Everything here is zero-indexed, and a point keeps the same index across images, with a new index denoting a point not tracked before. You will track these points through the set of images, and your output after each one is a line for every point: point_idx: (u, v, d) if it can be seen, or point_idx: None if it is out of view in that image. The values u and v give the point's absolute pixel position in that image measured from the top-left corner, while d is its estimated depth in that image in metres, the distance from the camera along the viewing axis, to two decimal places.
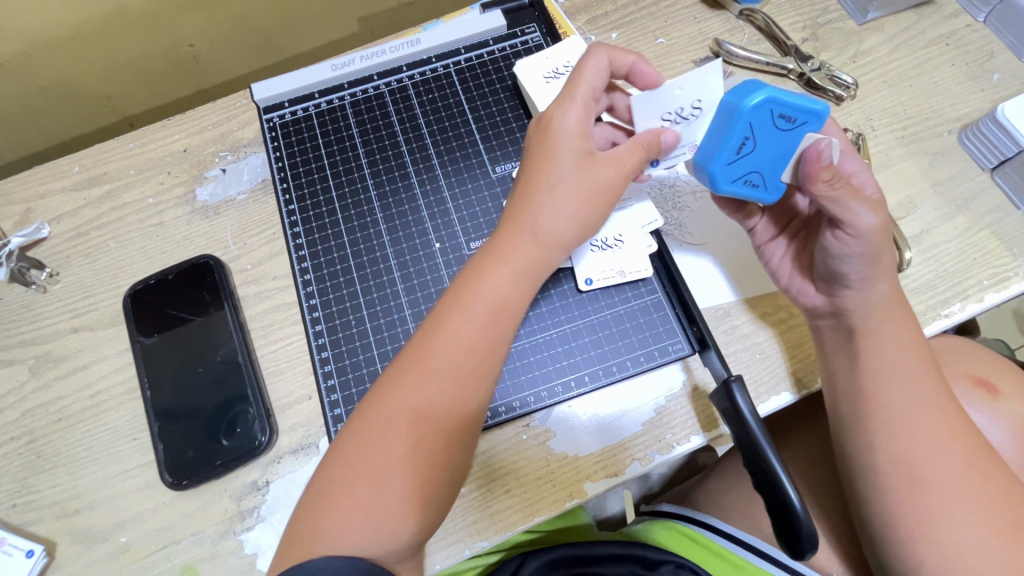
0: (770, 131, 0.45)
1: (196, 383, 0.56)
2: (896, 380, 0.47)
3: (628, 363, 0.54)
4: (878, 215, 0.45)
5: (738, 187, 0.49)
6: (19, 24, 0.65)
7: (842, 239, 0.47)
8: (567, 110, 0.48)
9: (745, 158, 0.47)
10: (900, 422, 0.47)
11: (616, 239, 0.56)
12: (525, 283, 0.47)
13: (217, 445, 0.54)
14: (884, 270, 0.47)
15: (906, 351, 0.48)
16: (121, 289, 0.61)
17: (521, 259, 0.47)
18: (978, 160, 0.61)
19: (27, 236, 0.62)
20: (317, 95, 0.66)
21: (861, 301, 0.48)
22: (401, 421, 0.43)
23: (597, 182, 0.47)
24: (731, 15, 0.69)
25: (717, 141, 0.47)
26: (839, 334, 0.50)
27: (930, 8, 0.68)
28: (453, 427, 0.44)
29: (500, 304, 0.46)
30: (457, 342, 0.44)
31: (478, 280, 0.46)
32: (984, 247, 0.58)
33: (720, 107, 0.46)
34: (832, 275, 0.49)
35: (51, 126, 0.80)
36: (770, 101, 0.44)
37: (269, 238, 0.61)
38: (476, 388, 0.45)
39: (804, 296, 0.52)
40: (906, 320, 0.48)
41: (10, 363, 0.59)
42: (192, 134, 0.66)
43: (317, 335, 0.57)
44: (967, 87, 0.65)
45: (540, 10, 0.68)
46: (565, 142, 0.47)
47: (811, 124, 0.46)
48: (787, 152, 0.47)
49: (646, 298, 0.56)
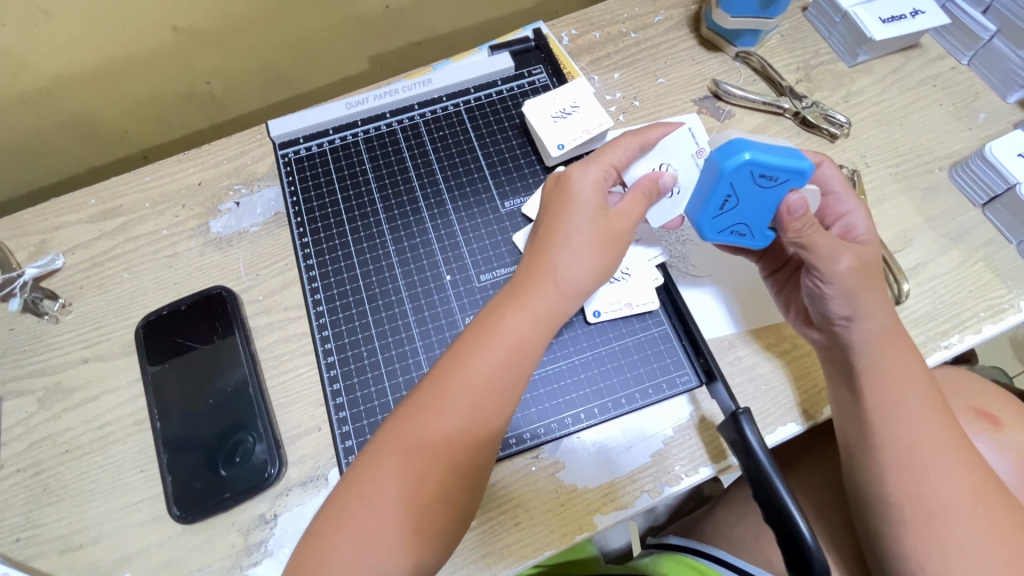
0: (751, 189, 0.49)
1: (201, 414, 0.56)
2: (898, 408, 0.48)
3: (637, 395, 0.54)
4: (849, 260, 0.49)
5: (725, 236, 0.53)
6: (45, 65, 0.67)
7: (817, 282, 0.51)
8: (588, 169, 0.52)
9: (730, 212, 0.51)
10: (904, 452, 0.47)
11: (623, 271, 0.57)
12: (540, 328, 0.49)
13: (219, 476, 0.54)
14: (872, 307, 0.50)
15: (909, 381, 0.49)
16: (133, 319, 0.62)
17: (540, 304, 0.49)
18: (970, 196, 0.63)
19: (42, 267, 0.64)
20: (331, 131, 0.67)
21: (854, 337, 0.50)
22: (411, 453, 0.43)
23: (609, 234, 0.50)
24: (728, 57, 0.73)
25: (701, 199, 0.51)
26: (843, 370, 0.51)
27: (916, 52, 0.72)
28: (463, 461, 0.44)
29: (518, 347, 0.47)
30: (478, 377, 0.46)
31: (499, 321, 0.48)
32: (979, 280, 0.60)
33: (707, 164, 0.50)
34: (818, 314, 0.52)
35: (66, 161, 0.81)
36: (751, 162, 0.47)
37: (280, 270, 0.63)
38: (492, 430, 0.46)
39: (803, 332, 0.55)
40: (904, 352, 0.50)
41: (19, 394, 0.59)
42: (208, 168, 0.69)
43: (329, 364, 0.58)
44: (954, 126, 0.68)
45: (546, 52, 0.71)
46: (583, 198, 0.51)
47: (793, 181, 0.49)
48: (771, 206, 0.50)
49: (652, 330, 0.56)
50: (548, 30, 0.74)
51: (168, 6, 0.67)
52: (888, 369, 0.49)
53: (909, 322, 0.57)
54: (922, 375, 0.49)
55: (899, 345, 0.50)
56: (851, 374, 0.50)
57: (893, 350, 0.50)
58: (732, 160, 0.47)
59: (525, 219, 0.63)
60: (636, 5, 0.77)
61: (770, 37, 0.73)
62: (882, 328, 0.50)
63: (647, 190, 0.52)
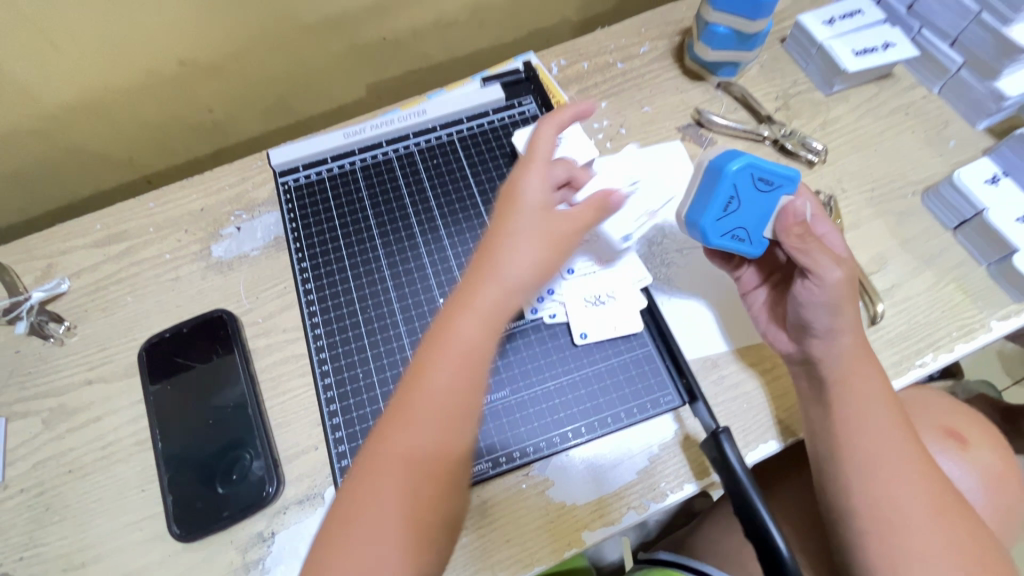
0: (751, 191, 0.54)
1: (200, 433, 0.58)
2: (863, 426, 0.51)
3: (622, 414, 0.55)
4: (842, 271, 0.51)
5: (726, 240, 0.57)
6: (54, 96, 0.70)
7: (809, 288, 0.52)
8: (532, 176, 0.54)
9: (731, 215, 0.56)
10: (867, 466, 0.50)
11: (608, 295, 0.60)
12: (493, 327, 0.48)
13: (213, 492, 0.55)
14: (847, 323, 0.52)
15: (875, 400, 0.52)
16: (136, 342, 0.64)
17: (486, 303, 0.48)
18: (941, 220, 0.66)
19: (48, 291, 0.66)
20: (330, 160, 0.70)
21: (827, 350, 0.53)
22: (382, 477, 0.43)
23: (556, 231, 0.51)
24: (710, 86, 0.76)
25: (705, 201, 0.56)
26: (811, 381, 0.54)
27: (890, 81, 0.75)
28: (437, 471, 0.44)
29: (469, 350, 0.46)
30: (434, 389, 0.45)
31: (450, 330, 0.47)
32: (951, 301, 0.62)
33: (708, 171, 0.56)
34: (800, 323, 0.54)
35: (70, 187, 0.83)
36: (751, 166, 0.53)
37: (279, 293, 0.65)
38: (459, 439, 0.45)
39: (776, 341, 0.57)
40: (874, 371, 0.52)
41: (24, 415, 0.61)
42: (210, 195, 0.72)
43: (326, 385, 0.60)
44: (926, 153, 0.71)
45: (535, 83, 0.74)
46: (528, 202, 0.52)
47: (785, 187, 0.55)
48: (768, 210, 0.55)
49: (637, 350, 0.58)
50: (538, 61, 0.77)
51: (174, 40, 0.70)
52: (856, 386, 0.52)
53: (884, 342, 0.60)
54: (886, 395, 0.52)
55: (867, 361, 0.53)
56: (822, 388, 0.53)
57: (862, 366, 0.52)
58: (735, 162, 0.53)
59: None
60: (622, 37, 0.80)
61: (750, 67, 0.77)
62: (857, 346, 0.52)
63: (598, 203, 0.54)
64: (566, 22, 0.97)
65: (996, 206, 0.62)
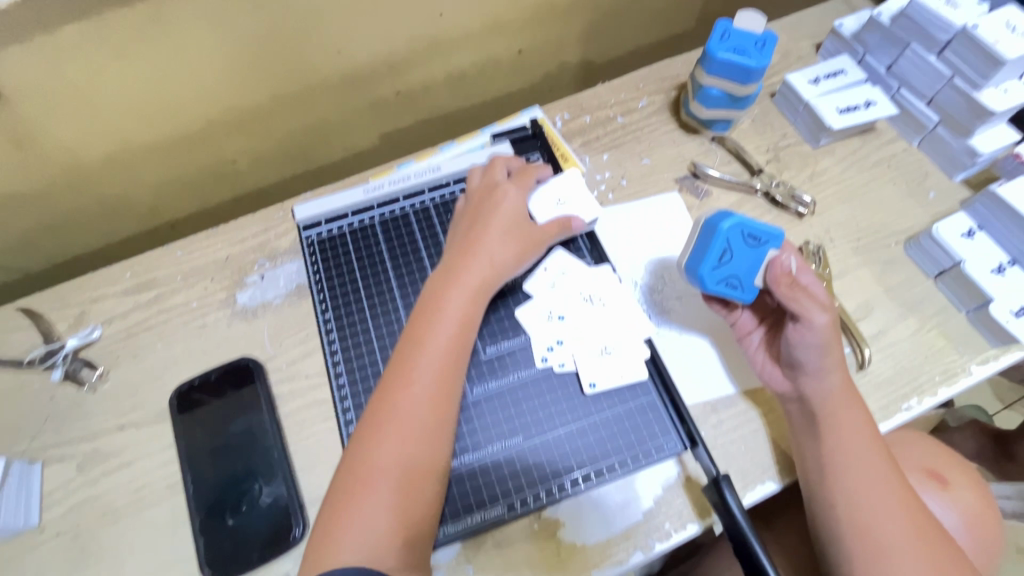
0: (742, 245, 0.61)
1: (223, 472, 0.61)
2: (850, 463, 0.56)
3: (629, 460, 0.58)
4: (827, 315, 0.57)
5: (721, 287, 0.63)
6: (88, 151, 0.74)
7: (800, 331, 0.58)
8: (513, 188, 0.66)
9: (725, 266, 0.62)
10: (853, 503, 0.55)
11: (614, 345, 0.62)
12: (477, 303, 0.60)
13: (223, 523, 0.59)
14: (834, 361, 0.58)
15: (859, 438, 0.57)
16: (166, 387, 0.67)
17: (473, 282, 0.60)
18: (922, 268, 0.71)
19: (81, 338, 0.69)
20: (350, 214, 0.74)
21: (818, 388, 0.58)
22: (393, 423, 0.53)
23: (528, 232, 0.64)
24: (705, 139, 0.81)
25: (702, 252, 0.62)
26: (803, 417, 0.58)
27: (872, 135, 0.80)
28: (436, 415, 0.54)
29: (463, 321, 0.58)
30: (435, 350, 0.56)
31: (444, 302, 0.58)
32: (934, 347, 0.66)
33: (705, 227, 0.63)
34: (792, 362, 0.59)
35: (98, 233, 0.87)
36: (740, 224, 0.60)
37: (302, 340, 0.69)
38: (451, 392, 0.56)
39: (772, 381, 0.62)
40: (858, 407, 0.58)
41: (60, 460, 0.64)
42: (235, 244, 0.76)
43: (349, 432, 0.63)
44: (908, 203, 0.76)
45: (542, 140, 0.79)
46: (506, 204, 0.64)
47: (772, 242, 0.61)
48: (758, 263, 0.61)
49: (641, 399, 0.61)
50: (543, 116, 0.82)
51: (202, 100, 0.75)
52: (843, 425, 0.57)
53: (873, 386, 0.64)
54: (870, 432, 0.57)
55: (853, 399, 0.58)
56: (814, 427, 0.57)
57: (848, 404, 0.58)
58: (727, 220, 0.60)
59: (525, 294, 0.65)
60: (622, 91, 0.86)
61: (742, 121, 0.82)
62: (843, 382, 0.58)
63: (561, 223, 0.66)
64: (568, 72, 1.02)
65: (972, 258, 0.66)
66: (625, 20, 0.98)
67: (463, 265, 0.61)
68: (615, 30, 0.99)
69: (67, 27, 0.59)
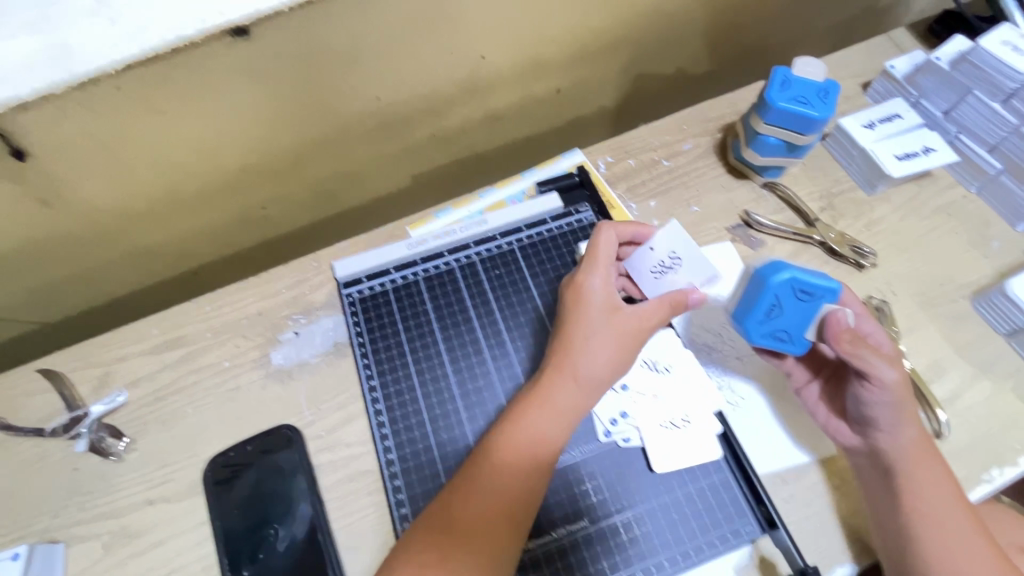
0: (794, 300, 0.56)
1: (251, 543, 0.57)
2: (933, 517, 0.53)
3: (704, 546, 0.54)
4: (897, 370, 0.53)
5: (768, 341, 0.58)
6: (115, 200, 0.71)
7: (870, 389, 0.54)
8: (597, 276, 0.58)
9: (774, 319, 0.57)
10: (944, 561, 0.51)
11: (683, 418, 0.59)
12: (562, 422, 0.54)
13: (239, 571, 0.56)
14: (909, 418, 0.54)
15: (943, 493, 0.53)
16: (198, 457, 0.63)
17: (560, 397, 0.54)
18: (993, 325, 0.68)
19: (107, 404, 0.65)
20: (392, 270, 0.71)
21: (893, 444, 0.54)
22: (449, 540, 0.50)
23: (625, 333, 0.55)
24: (755, 185, 0.78)
25: (748, 306, 0.57)
26: (878, 472, 0.55)
27: (928, 181, 0.78)
28: (495, 540, 0.50)
29: (542, 440, 0.53)
30: (506, 469, 0.52)
31: (525, 416, 0.54)
32: (1011, 412, 0.63)
33: (753, 277, 0.57)
34: (862, 418, 0.56)
35: (120, 280, 0.83)
36: (792, 279, 0.55)
37: (342, 404, 0.65)
38: (516, 518, 0.51)
39: (840, 437, 0.58)
40: (935, 459, 0.54)
41: (85, 539, 0.59)
42: (267, 297, 0.72)
43: (401, 514, 0.58)
44: (971, 254, 0.72)
45: (590, 189, 0.76)
46: (595, 301, 0.57)
47: (827, 296, 0.55)
48: (809, 317, 0.56)
49: (714, 477, 0.57)
50: (585, 160, 0.79)
51: (235, 148, 0.72)
52: (924, 478, 0.53)
53: (951, 456, 0.60)
54: (952, 484, 0.54)
55: (929, 454, 0.54)
56: (891, 482, 0.54)
57: (927, 457, 0.54)
58: (776, 276, 0.55)
59: None
60: (666, 133, 0.83)
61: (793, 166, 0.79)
62: (919, 437, 0.54)
63: (675, 303, 0.57)
64: (603, 109, 0.99)
65: None
66: (662, 57, 0.95)
67: (553, 368, 0.55)
68: (652, 68, 0.96)
69: (102, 81, 0.56)
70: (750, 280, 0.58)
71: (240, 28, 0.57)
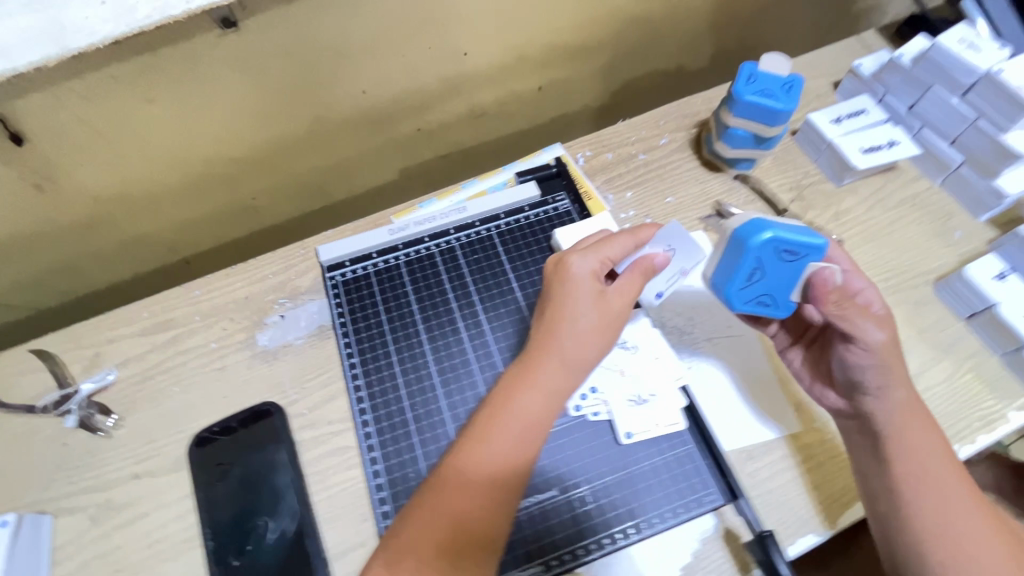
0: (776, 261, 0.55)
1: (238, 526, 0.59)
2: (925, 475, 0.53)
3: (669, 514, 0.57)
4: (884, 331, 0.53)
5: (752, 306, 0.58)
6: (108, 188, 0.73)
7: (856, 351, 0.55)
8: (587, 258, 0.58)
9: (756, 283, 0.56)
10: (932, 512, 0.52)
11: (650, 393, 0.61)
12: (550, 405, 0.54)
13: (228, 564, 0.57)
14: (899, 380, 0.54)
15: (933, 455, 0.53)
16: (183, 434, 0.65)
17: (549, 381, 0.54)
18: (954, 309, 0.70)
19: (97, 382, 0.67)
20: (375, 254, 0.74)
21: (881, 406, 0.55)
22: (438, 528, 0.49)
23: (610, 314, 0.56)
24: (728, 177, 0.81)
25: (728, 272, 0.57)
26: (866, 434, 0.56)
27: (894, 174, 0.81)
28: (486, 525, 0.50)
29: (532, 423, 0.53)
30: (495, 455, 0.52)
31: (514, 400, 0.53)
32: (969, 391, 0.65)
33: (731, 240, 0.56)
34: (849, 382, 0.57)
35: (113, 268, 0.85)
36: (775, 239, 0.54)
37: (324, 383, 0.67)
38: (506, 501, 0.51)
39: (827, 400, 0.60)
40: (922, 415, 0.55)
41: (72, 511, 0.61)
42: (254, 282, 0.74)
43: (378, 484, 0.61)
44: (934, 243, 0.75)
45: (567, 179, 0.79)
46: (581, 283, 0.56)
47: (813, 255, 0.54)
48: (794, 278, 0.56)
49: (679, 449, 0.60)
50: (565, 153, 0.82)
51: (225, 139, 0.75)
52: (913, 440, 0.54)
53: None
54: (942, 446, 0.54)
55: (920, 413, 0.55)
56: (877, 440, 0.55)
57: (915, 416, 0.54)
58: (757, 239, 0.54)
59: None
60: (642, 128, 0.86)
61: (765, 159, 0.82)
62: (909, 398, 0.55)
63: (645, 270, 0.58)
64: (584, 107, 1.03)
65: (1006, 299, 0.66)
66: (642, 58, 0.99)
67: (540, 350, 0.55)
68: (632, 68, 1.00)
69: (96, 69, 0.59)
70: (728, 240, 0.57)
71: (229, 20, 0.60)
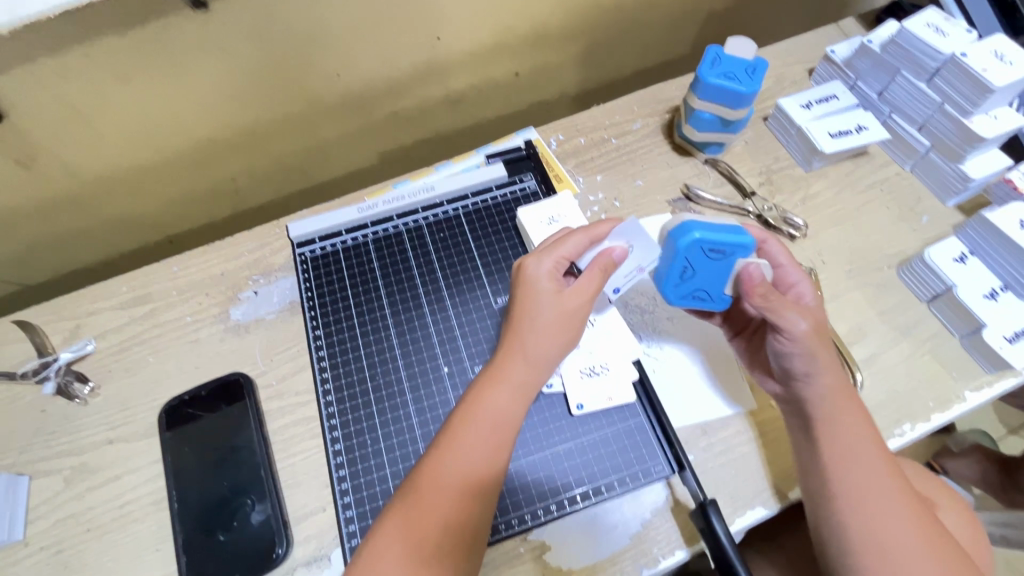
0: (705, 260, 0.58)
1: (217, 495, 0.61)
2: (853, 456, 0.54)
3: (616, 483, 0.58)
4: (807, 321, 0.55)
5: (688, 300, 0.61)
6: (91, 167, 0.76)
7: (783, 341, 0.56)
8: (542, 261, 0.58)
9: (691, 279, 0.60)
10: (857, 492, 0.53)
11: (602, 366, 0.63)
12: (518, 403, 0.55)
13: (213, 540, 0.59)
14: (827, 367, 0.55)
15: (862, 438, 0.54)
16: (157, 402, 0.67)
17: (516, 380, 0.55)
18: (915, 292, 0.71)
19: (75, 352, 0.70)
20: (344, 232, 0.75)
21: (811, 391, 0.56)
22: (414, 529, 0.49)
23: (570, 312, 0.56)
24: (698, 161, 0.82)
25: (664, 271, 0.60)
26: (801, 422, 0.57)
27: (865, 159, 0.81)
28: (462, 526, 0.50)
29: (501, 422, 0.54)
30: (467, 455, 0.52)
31: (482, 400, 0.54)
32: (927, 371, 0.66)
33: (666, 241, 0.59)
34: (782, 369, 0.58)
35: (99, 246, 0.88)
36: (700, 239, 0.57)
37: (293, 356, 0.69)
38: (481, 500, 0.52)
39: (765, 384, 0.62)
40: (853, 402, 0.56)
41: (46, 474, 0.64)
42: (230, 259, 0.76)
43: (336, 449, 0.63)
44: (900, 227, 0.76)
45: (536, 161, 0.80)
46: (541, 286, 0.57)
47: (739, 252, 0.58)
48: (724, 275, 0.59)
49: (629, 421, 0.61)
50: (537, 137, 0.83)
51: (203, 120, 0.76)
52: (845, 427, 0.55)
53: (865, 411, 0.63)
54: (875, 437, 0.55)
55: (848, 399, 0.56)
56: (810, 425, 0.56)
57: (846, 403, 0.55)
58: (684, 240, 0.57)
59: None
60: (616, 113, 0.87)
61: (735, 144, 0.83)
62: (838, 384, 0.56)
63: (603, 267, 0.58)
64: (564, 94, 1.04)
65: (964, 282, 0.66)
66: (621, 45, 1.00)
67: (506, 353, 0.56)
68: (612, 55, 1.01)
69: (71, 49, 0.61)
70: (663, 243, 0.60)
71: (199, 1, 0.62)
